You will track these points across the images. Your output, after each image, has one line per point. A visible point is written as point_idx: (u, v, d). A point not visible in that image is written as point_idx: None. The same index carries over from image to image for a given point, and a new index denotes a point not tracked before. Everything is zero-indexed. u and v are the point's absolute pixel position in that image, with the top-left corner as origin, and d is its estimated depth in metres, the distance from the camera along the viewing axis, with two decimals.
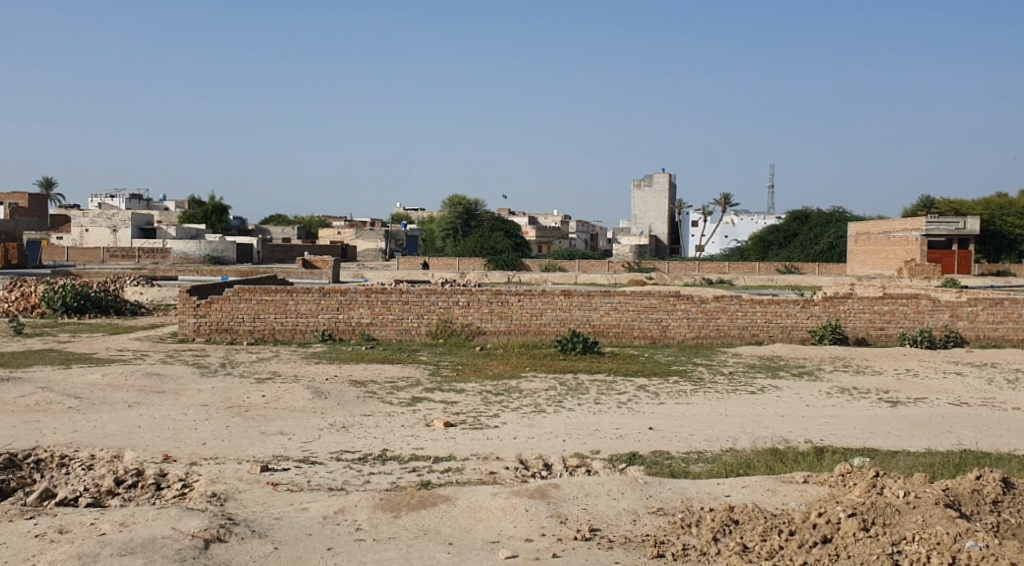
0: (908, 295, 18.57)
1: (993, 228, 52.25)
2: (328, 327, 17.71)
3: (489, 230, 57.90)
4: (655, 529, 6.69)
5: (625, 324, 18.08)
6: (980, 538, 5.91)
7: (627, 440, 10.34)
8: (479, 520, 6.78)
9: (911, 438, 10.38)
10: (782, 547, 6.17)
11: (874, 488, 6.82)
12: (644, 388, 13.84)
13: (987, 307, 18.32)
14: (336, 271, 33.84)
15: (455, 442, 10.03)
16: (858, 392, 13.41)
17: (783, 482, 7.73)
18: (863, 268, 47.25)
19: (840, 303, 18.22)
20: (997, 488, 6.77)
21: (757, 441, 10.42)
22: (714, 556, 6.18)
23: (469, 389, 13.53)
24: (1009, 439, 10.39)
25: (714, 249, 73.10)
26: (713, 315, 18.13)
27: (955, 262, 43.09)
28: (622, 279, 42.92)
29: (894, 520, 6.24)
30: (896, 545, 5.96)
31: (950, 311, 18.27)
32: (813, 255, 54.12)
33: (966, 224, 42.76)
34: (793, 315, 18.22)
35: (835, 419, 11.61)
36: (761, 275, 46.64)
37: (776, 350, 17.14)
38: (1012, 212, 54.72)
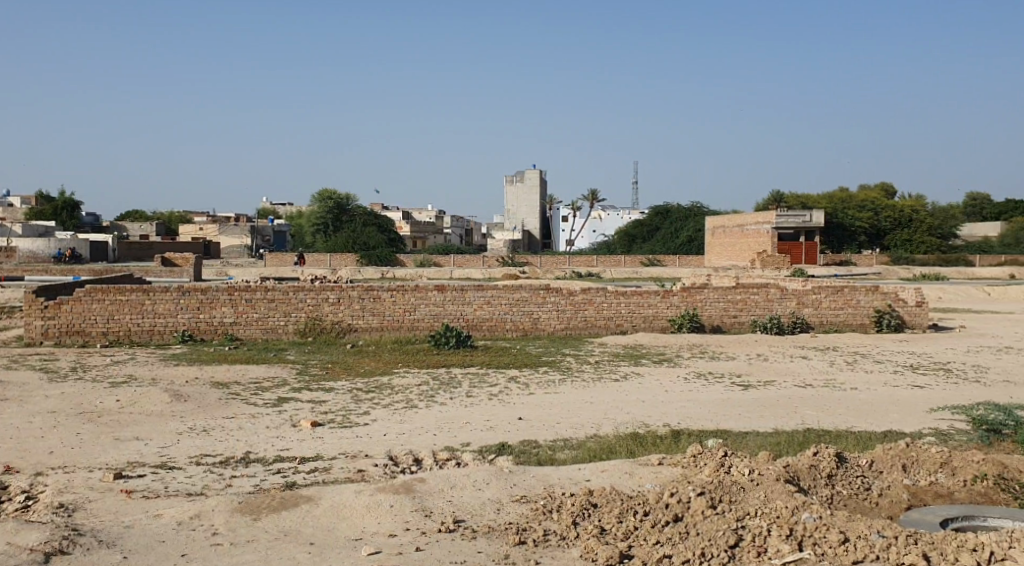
0: (759, 285, 19.58)
1: (835, 221, 55.91)
2: (188, 327, 17.03)
3: (361, 223, 57.04)
4: (518, 517, 6.82)
5: (497, 318, 18.26)
6: (814, 510, 6.31)
7: (497, 432, 10.50)
8: (342, 519, 6.72)
9: (759, 420, 11.02)
10: (637, 528, 6.40)
11: (722, 468, 7.20)
12: (515, 379, 14.06)
13: (829, 295, 19.52)
14: (199, 269, 32.58)
15: (322, 442, 9.90)
16: (713, 377, 14.10)
17: (639, 465, 8.03)
18: (720, 259, 49.57)
19: (699, 294, 19.03)
20: (831, 462, 7.29)
21: (620, 427, 10.81)
22: (573, 540, 6.35)
23: (338, 388, 13.34)
24: (846, 417, 11.17)
25: (584, 243, 75.14)
26: (581, 307, 18.58)
27: (802, 254, 45.72)
28: (497, 273, 43.34)
29: (739, 498, 6.64)
30: (740, 521, 6.27)
31: (797, 299, 19.39)
32: (674, 247, 56.43)
33: (812, 217, 45.18)
34: (655, 305, 18.91)
35: (692, 403, 12.14)
36: (626, 268, 47.55)
37: (639, 339, 17.73)
38: (853, 204, 58.71)
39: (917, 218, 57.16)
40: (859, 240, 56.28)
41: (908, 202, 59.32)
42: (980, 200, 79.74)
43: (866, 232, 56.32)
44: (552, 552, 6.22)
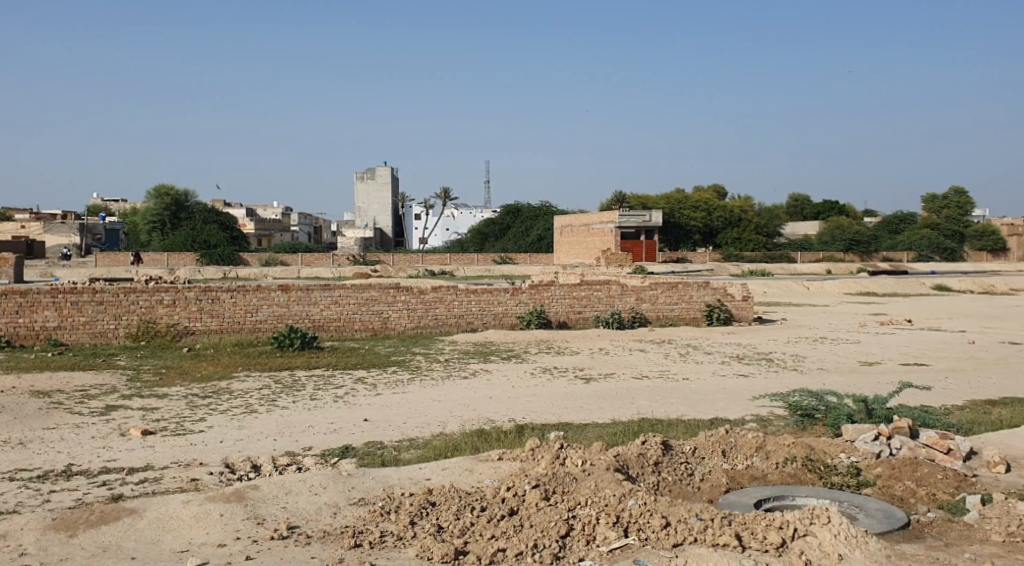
0: (602, 282, 20.25)
1: (673, 221, 58.74)
2: (5, 333, 15.76)
3: (203, 221, 54.62)
4: (355, 520, 6.75)
5: (345, 318, 17.97)
6: (640, 497, 6.62)
7: (341, 434, 10.35)
8: (167, 531, 6.44)
9: (599, 412, 11.40)
10: (473, 524, 6.46)
11: (557, 460, 7.41)
12: (362, 380, 13.89)
13: (666, 291, 20.43)
14: (19, 271, 30.22)
15: (154, 451, 9.42)
16: (557, 372, 14.47)
17: (479, 461, 8.14)
18: (568, 257, 50.91)
19: (545, 291, 19.45)
20: (658, 451, 7.67)
21: (465, 424, 10.90)
22: (409, 539, 6.35)
23: (174, 394, 12.75)
24: (678, 406, 11.74)
25: (436, 241, 75.44)
26: (431, 306, 18.58)
27: (642, 252, 47.59)
28: (347, 272, 42.64)
29: (571, 489, 6.87)
30: (572, 511, 6.48)
31: (636, 295, 20.18)
32: (525, 246, 57.37)
33: (651, 217, 47.08)
34: (503, 303, 19.17)
35: (537, 398, 12.42)
36: (478, 266, 47.87)
37: (487, 337, 17.92)
38: (690, 203, 61.75)
39: (746, 218, 60.88)
40: (694, 239, 59.07)
41: (738, 203, 62.98)
42: (801, 200, 85.84)
43: (700, 231, 59.51)
44: (388, 553, 6.20)
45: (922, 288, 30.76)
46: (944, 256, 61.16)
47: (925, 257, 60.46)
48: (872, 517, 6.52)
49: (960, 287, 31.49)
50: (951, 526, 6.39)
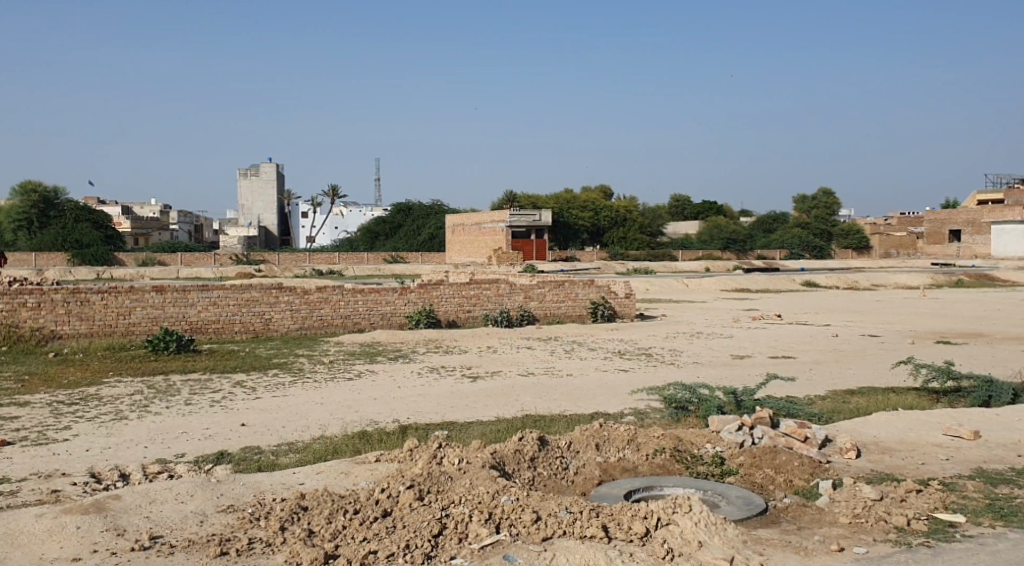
0: (490, 281, 20.35)
1: (562, 220, 59.83)
2: None
3: (75, 219, 51.91)
4: (223, 528, 6.56)
5: (225, 319, 17.44)
6: (513, 493, 6.70)
7: (216, 440, 10.05)
8: (17, 548, 6.10)
9: (484, 410, 11.47)
10: (345, 527, 6.36)
11: (434, 459, 7.41)
12: (241, 384, 13.52)
13: (553, 289, 20.73)
14: None
15: (10, 463, 8.89)
16: (444, 371, 14.46)
17: (356, 463, 8.06)
18: (459, 256, 51.02)
19: (433, 290, 19.39)
20: (534, 446, 7.78)
21: (347, 426, 10.76)
22: (278, 546, 6.21)
23: (36, 401, 12.07)
24: (561, 402, 11.94)
25: (325, 240, 74.80)
26: (316, 306, 18.25)
27: (533, 250, 48.25)
28: (230, 272, 41.42)
29: (446, 487, 6.88)
30: (445, 510, 6.49)
31: (524, 293, 20.37)
32: (416, 245, 56.99)
33: (541, 217, 47.66)
34: (391, 302, 19.01)
35: (422, 398, 12.39)
36: (368, 265, 47.26)
37: (374, 337, 17.74)
38: (579, 202, 62.86)
39: (630, 218, 62.43)
40: (581, 238, 60.70)
41: (622, 203, 64.64)
42: (683, 201, 88.69)
43: (588, 230, 60.81)
44: (255, 560, 6.05)
45: (792, 284, 32.33)
46: (814, 255, 64.47)
47: (796, 255, 63.78)
48: (732, 504, 6.83)
49: (826, 283, 33.25)
50: (804, 511, 6.78)
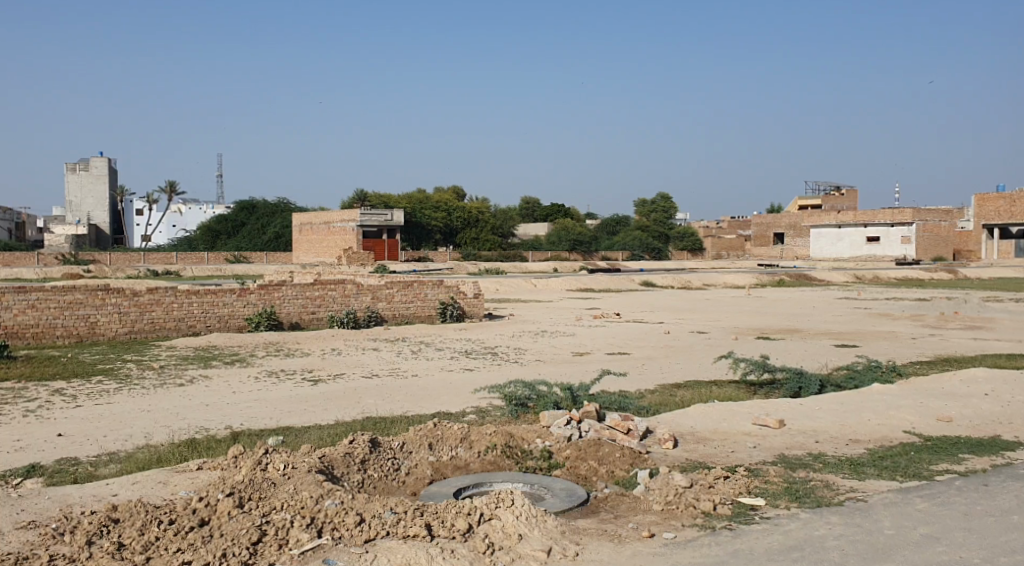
0: (335, 282, 20.02)
1: (413, 220, 59.62)
2: None
3: None
4: (21, 546, 6.12)
5: (44, 324, 16.29)
6: (337, 496, 6.63)
7: (27, 453, 9.38)
8: None
9: (323, 413, 11.29)
10: (158, 538, 6.06)
11: (258, 465, 7.23)
12: (60, 392, 12.67)
13: (400, 290, 20.64)
14: None
15: None
16: (284, 374, 14.11)
17: (175, 472, 7.74)
18: (307, 256, 49.96)
19: (275, 291, 18.88)
20: (364, 448, 7.75)
21: (175, 434, 10.32)
22: (83, 561, 5.80)
23: None
24: (402, 403, 11.92)
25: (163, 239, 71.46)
26: (147, 309, 17.38)
27: (385, 250, 47.80)
28: (54, 273, 38.71)
29: (268, 494, 6.72)
30: (266, 516, 6.34)
31: (371, 294, 20.14)
32: (261, 245, 55.32)
33: (394, 216, 47.94)
34: (229, 304, 18.36)
35: (259, 403, 12.04)
36: (209, 266, 45.39)
37: (212, 340, 17.08)
38: (430, 201, 62.92)
39: (482, 219, 62.97)
40: (434, 238, 60.87)
41: (473, 203, 65.21)
42: (533, 203, 90.32)
43: (440, 230, 60.95)
44: None
45: (633, 284, 33.64)
46: (655, 256, 67.41)
47: (639, 255, 66.44)
48: (555, 497, 7.06)
49: (664, 283, 34.82)
50: (622, 500, 7.10)
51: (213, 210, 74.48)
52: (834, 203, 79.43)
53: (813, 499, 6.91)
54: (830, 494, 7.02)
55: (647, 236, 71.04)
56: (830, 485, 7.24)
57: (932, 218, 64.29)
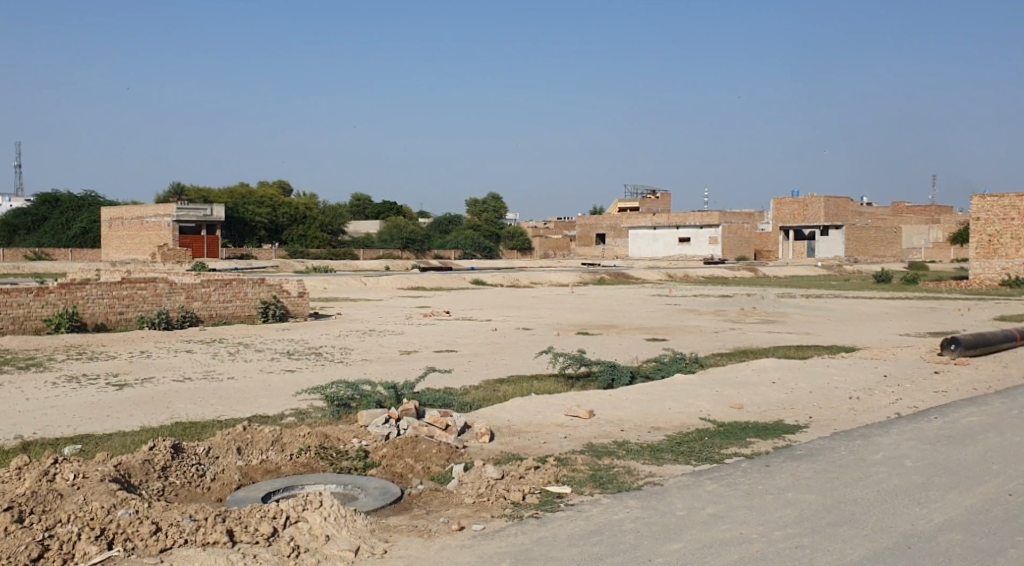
0: (146, 281, 18.95)
1: (236, 215, 57.36)
2: None
3: None
4: None
5: None
6: (131, 506, 6.29)
7: None
8: None
9: (127, 419, 10.66)
10: None
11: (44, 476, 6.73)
12: None
13: (218, 288, 19.84)
14: None
15: None
16: (85, 379, 13.19)
17: None
18: (117, 253, 47.00)
19: (77, 290, 17.64)
20: (166, 454, 7.40)
21: None
22: None
23: None
24: (216, 406, 11.47)
25: None
26: None
27: (204, 247, 45.86)
28: None
29: (54, 506, 6.27)
30: (49, 530, 5.90)
31: (186, 293, 19.19)
32: (65, 240, 51.44)
33: (212, 212, 46.02)
34: (25, 304, 16.97)
35: (55, 410, 11.21)
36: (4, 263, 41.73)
37: (3, 344, 15.71)
38: (255, 194, 60.83)
39: (309, 215, 61.70)
40: (259, 235, 58.92)
41: (300, 199, 63.63)
42: (363, 201, 89.09)
43: (265, 227, 59.06)
44: None
45: (461, 282, 33.94)
46: (485, 255, 68.35)
47: (469, 254, 67.13)
48: (368, 496, 7.03)
49: (492, 281, 35.35)
50: (435, 495, 7.17)
51: (10, 204, 68.51)
52: (650, 206, 83.65)
53: (615, 485, 7.26)
54: (631, 479, 7.40)
55: (477, 235, 71.90)
56: (632, 470, 7.63)
57: (737, 220, 69.24)
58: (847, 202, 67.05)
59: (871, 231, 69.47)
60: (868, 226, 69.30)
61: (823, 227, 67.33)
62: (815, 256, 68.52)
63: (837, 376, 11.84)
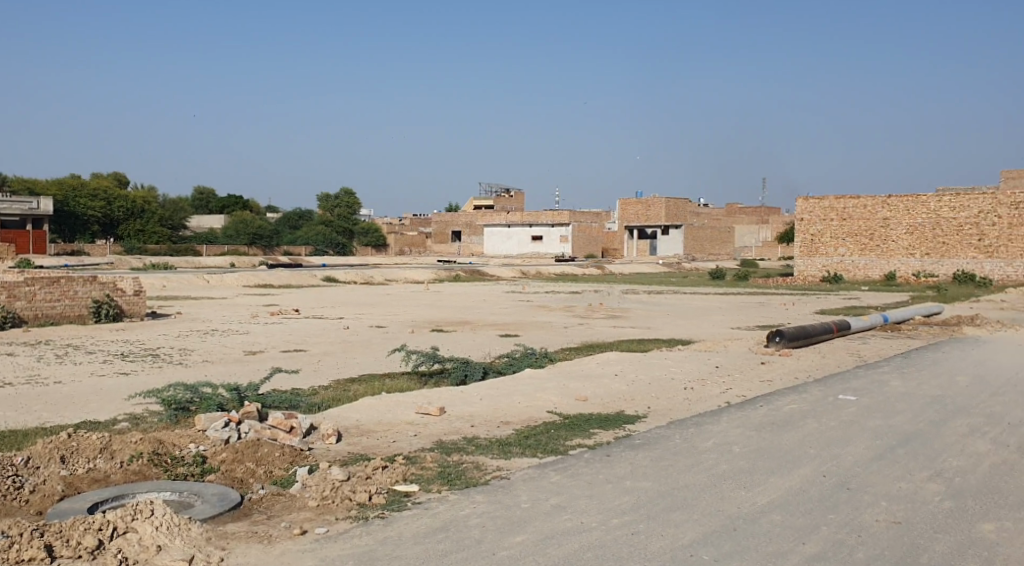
0: None
1: (66, 209, 53.77)
2: None
3: None
4: None
5: None
6: None
7: None
8: None
9: None
10: None
11: None
12: None
13: (44, 287, 18.53)
14: None
15: None
16: None
17: None
18: None
19: None
20: None
21: None
22: None
23: None
24: (39, 413, 10.69)
25: None
26: None
27: (29, 243, 42.66)
28: None
29: None
30: None
31: (6, 293, 17.80)
32: None
33: (38, 205, 44.05)
34: None
35: None
36: None
37: None
38: (87, 186, 57.15)
39: (148, 209, 58.65)
40: (92, 230, 55.33)
41: (138, 193, 60.39)
42: (206, 194, 85.87)
43: (98, 221, 55.63)
44: None
45: (312, 279, 33.18)
46: (337, 252, 67.10)
47: (322, 251, 65.72)
48: (206, 503, 6.76)
49: (345, 278, 34.77)
50: (277, 500, 6.99)
51: None
52: (504, 204, 84.64)
53: (463, 481, 7.31)
54: (478, 475, 7.47)
55: (330, 231, 70.47)
56: (479, 466, 7.71)
57: (585, 219, 71.40)
58: (685, 203, 70.14)
59: (708, 231, 73.16)
60: (705, 226, 72.97)
61: (664, 226, 70.06)
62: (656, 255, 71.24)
63: (677, 369, 12.41)
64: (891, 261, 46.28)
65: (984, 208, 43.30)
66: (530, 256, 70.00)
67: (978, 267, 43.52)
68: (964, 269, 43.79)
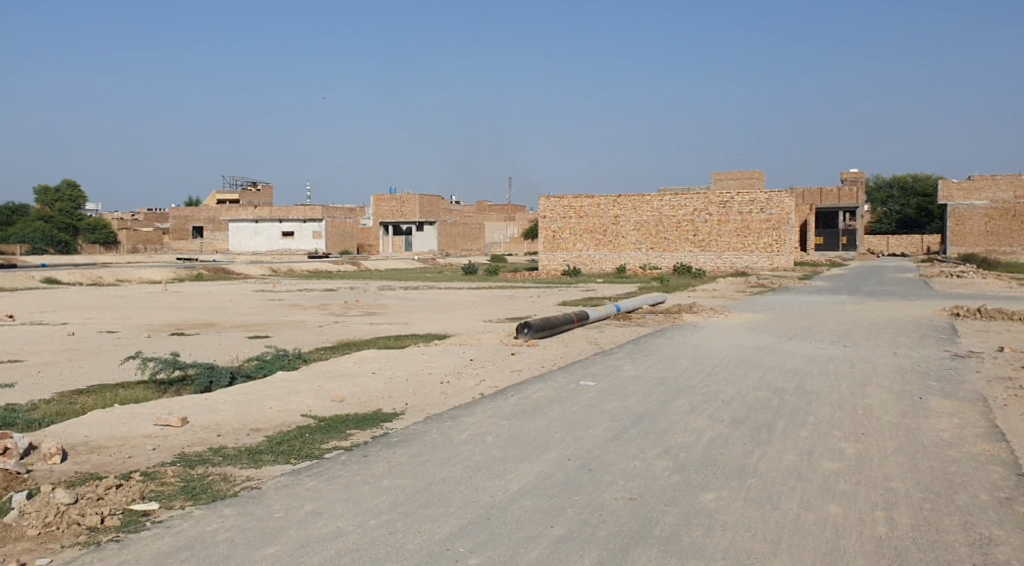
0: None
1: None
2: None
3: None
4: None
5: None
6: None
7: None
8: None
9: None
10: None
11: None
12: None
13: None
14: None
15: None
16: None
17: None
18: None
19: None
20: None
21: None
22: None
23: None
24: None
25: None
26: None
27: None
28: None
29: None
30: None
31: None
32: None
33: None
34: None
35: None
36: None
37: None
38: None
39: None
40: None
41: None
42: None
43: None
44: None
45: (28, 281, 29.83)
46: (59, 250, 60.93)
47: (41, 250, 59.31)
48: None
49: (69, 280, 31.61)
50: None
51: None
52: (250, 199, 81.07)
53: (209, 494, 6.91)
54: (226, 487, 7.10)
55: (51, 228, 63.82)
56: (227, 477, 7.33)
57: (340, 215, 70.21)
58: (438, 200, 71.33)
59: (459, 227, 75.01)
60: (456, 222, 74.68)
61: (419, 223, 70.59)
62: (412, 250, 71.55)
63: (431, 363, 12.59)
64: (622, 256, 49.92)
65: (698, 207, 48.05)
66: (279, 254, 67.67)
67: (693, 259, 48.13)
68: (682, 261, 48.31)
